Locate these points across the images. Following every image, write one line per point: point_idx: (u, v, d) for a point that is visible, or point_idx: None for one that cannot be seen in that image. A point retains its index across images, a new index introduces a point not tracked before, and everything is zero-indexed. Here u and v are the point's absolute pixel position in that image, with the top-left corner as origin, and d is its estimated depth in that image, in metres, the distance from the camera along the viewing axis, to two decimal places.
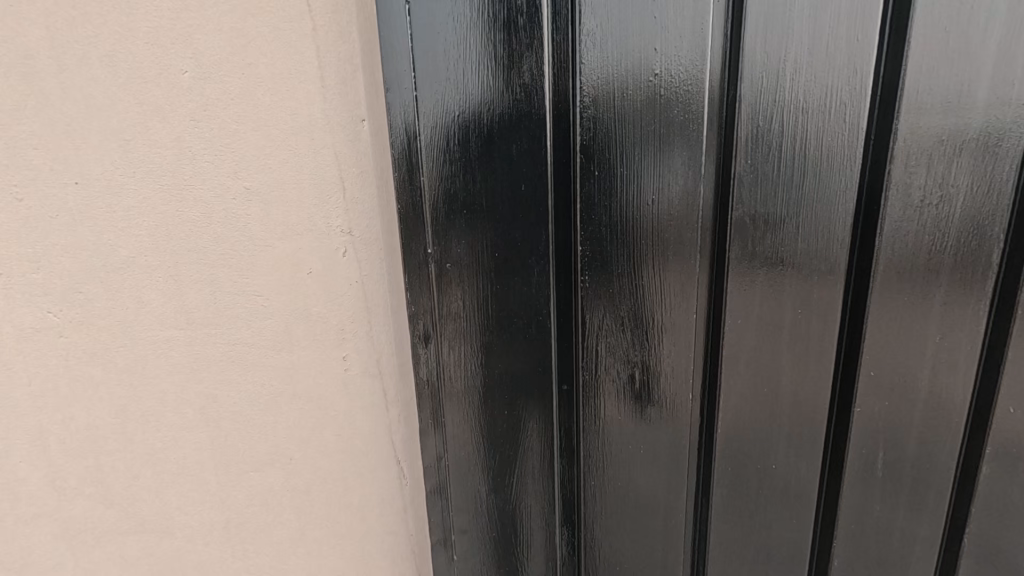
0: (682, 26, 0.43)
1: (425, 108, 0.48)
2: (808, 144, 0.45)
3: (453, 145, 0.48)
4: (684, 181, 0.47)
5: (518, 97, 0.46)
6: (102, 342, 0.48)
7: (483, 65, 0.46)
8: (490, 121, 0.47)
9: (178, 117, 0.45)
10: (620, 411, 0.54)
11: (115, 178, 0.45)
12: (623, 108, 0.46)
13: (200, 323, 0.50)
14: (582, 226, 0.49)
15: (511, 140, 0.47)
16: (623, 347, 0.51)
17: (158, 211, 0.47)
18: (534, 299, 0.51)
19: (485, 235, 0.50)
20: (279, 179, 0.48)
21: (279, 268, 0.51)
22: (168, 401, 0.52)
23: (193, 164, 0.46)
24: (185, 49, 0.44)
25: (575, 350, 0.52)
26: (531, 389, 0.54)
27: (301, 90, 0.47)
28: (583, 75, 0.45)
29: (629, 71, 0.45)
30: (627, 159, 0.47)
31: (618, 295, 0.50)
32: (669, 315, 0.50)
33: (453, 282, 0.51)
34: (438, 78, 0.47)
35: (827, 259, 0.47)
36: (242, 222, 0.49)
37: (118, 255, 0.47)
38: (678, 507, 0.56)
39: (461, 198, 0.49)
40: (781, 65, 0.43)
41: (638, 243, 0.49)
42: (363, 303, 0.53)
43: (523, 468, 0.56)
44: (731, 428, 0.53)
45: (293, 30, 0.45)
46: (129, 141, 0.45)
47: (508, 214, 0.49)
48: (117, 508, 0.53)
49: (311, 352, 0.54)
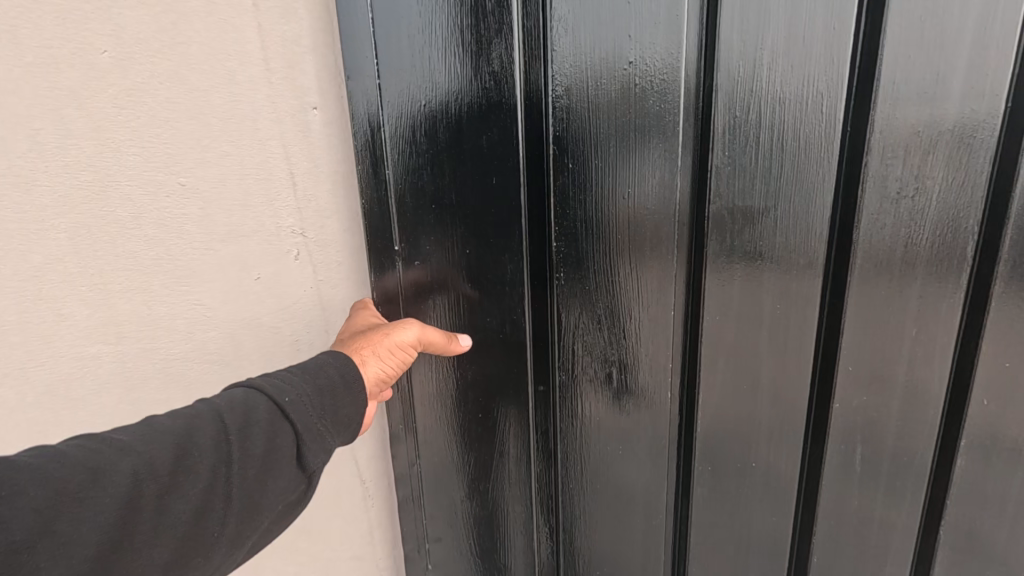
0: (657, 12, 0.41)
1: (390, 100, 0.45)
2: (785, 135, 0.44)
3: (420, 136, 0.46)
4: (661, 174, 0.45)
5: (487, 85, 0.43)
6: (15, 362, 0.42)
7: (450, 50, 0.43)
8: (458, 111, 0.44)
9: (98, 103, 0.40)
10: (599, 411, 0.52)
11: (23, 173, 0.39)
12: (598, 97, 0.43)
13: (132, 336, 0.45)
14: (557, 224, 0.46)
15: (481, 131, 0.44)
16: (600, 346, 0.50)
17: (78, 211, 0.41)
18: (507, 298, 0.48)
19: (454, 234, 0.48)
20: (221, 174, 0.44)
21: (224, 274, 0.46)
22: (97, 424, 0.47)
23: (118, 157, 0.41)
24: (103, 25, 0.38)
25: (551, 350, 0.50)
26: (506, 392, 0.51)
27: (243, 73, 0.42)
28: (555, 63, 0.43)
29: (604, 59, 0.43)
30: (602, 152, 0.45)
31: (595, 292, 0.48)
32: (647, 312, 0.48)
33: (421, 286, 0.50)
34: (403, 64, 0.44)
35: (805, 253, 0.47)
36: (178, 223, 0.44)
37: (31, 263, 0.41)
38: (660, 507, 0.55)
39: (426, 197, 0.47)
40: (758, 55, 0.42)
41: (617, 240, 0.47)
42: (320, 309, 0.50)
43: (506, 471, 0.54)
44: (710, 427, 0.52)
45: (231, 6, 0.41)
46: (39, 131, 0.39)
47: (479, 210, 0.46)
48: None
49: (262, 365, 0.50)
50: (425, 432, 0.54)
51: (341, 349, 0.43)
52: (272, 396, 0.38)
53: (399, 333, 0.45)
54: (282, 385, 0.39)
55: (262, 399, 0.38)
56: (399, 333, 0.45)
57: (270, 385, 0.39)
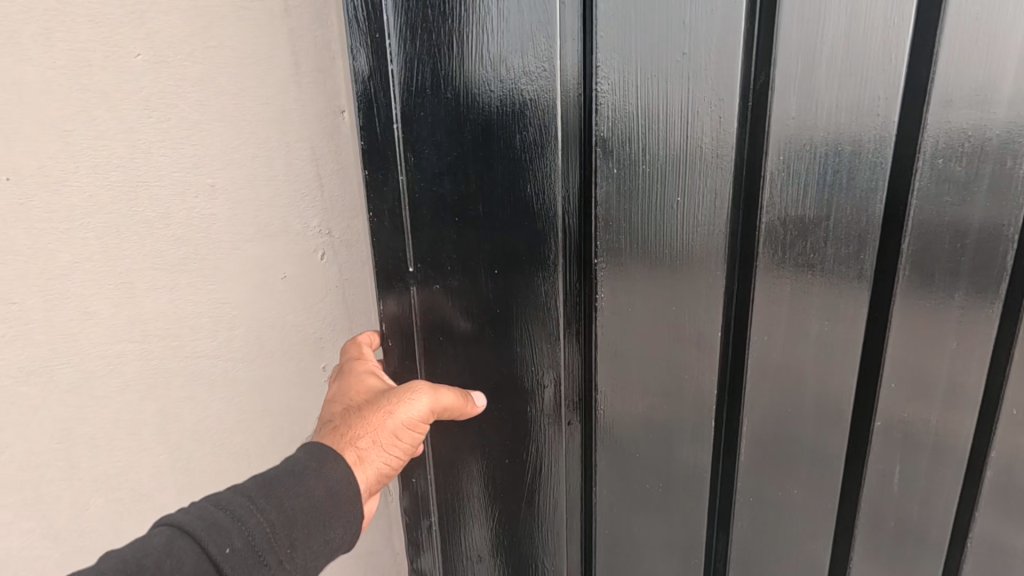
0: (714, 15, 0.42)
1: (427, 98, 0.44)
2: (840, 139, 0.45)
3: (440, 142, 0.45)
4: (712, 179, 0.46)
5: (522, 88, 0.44)
6: (42, 358, 0.42)
7: (480, 52, 0.43)
8: (485, 115, 0.44)
9: (129, 105, 0.40)
10: (638, 416, 0.53)
11: (53, 173, 0.39)
12: (649, 100, 0.44)
13: (157, 336, 0.45)
14: (604, 234, 0.48)
15: (514, 136, 0.45)
16: (641, 352, 0.51)
17: (108, 211, 0.41)
18: (539, 307, 0.49)
19: (478, 246, 0.48)
20: (249, 175, 0.45)
21: (251, 273, 0.47)
22: (121, 424, 0.46)
23: (148, 158, 0.41)
24: (136, 28, 0.39)
25: (589, 355, 0.51)
26: (538, 402, 0.52)
27: (273, 77, 0.44)
28: (604, 66, 0.44)
29: (657, 63, 0.43)
30: (651, 156, 0.46)
31: (638, 298, 0.49)
32: (693, 318, 0.50)
33: (442, 305, 0.50)
34: (424, 66, 0.44)
35: (858, 263, 0.48)
36: (206, 223, 0.44)
37: (59, 262, 0.40)
38: (699, 514, 0.57)
39: (461, 204, 0.47)
40: (813, 60, 0.43)
41: (663, 251, 0.48)
42: (341, 305, 0.54)
43: (509, 496, 0.56)
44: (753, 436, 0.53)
45: (261, 11, 0.43)
46: (70, 131, 0.39)
47: (507, 217, 0.46)
48: (59, 541, 0.46)
49: (285, 360, 0.52)
50: (446, 450, 0.56)
51: (341, 433, 0.45)
52: (203, 544, 0.36)
53: (405, 410, 0.47)
54: (218, 529, 0.37)
55: (188, 551, 0.35)
56: (406, 411, 0.47)
57: (205, 532, 0.36)
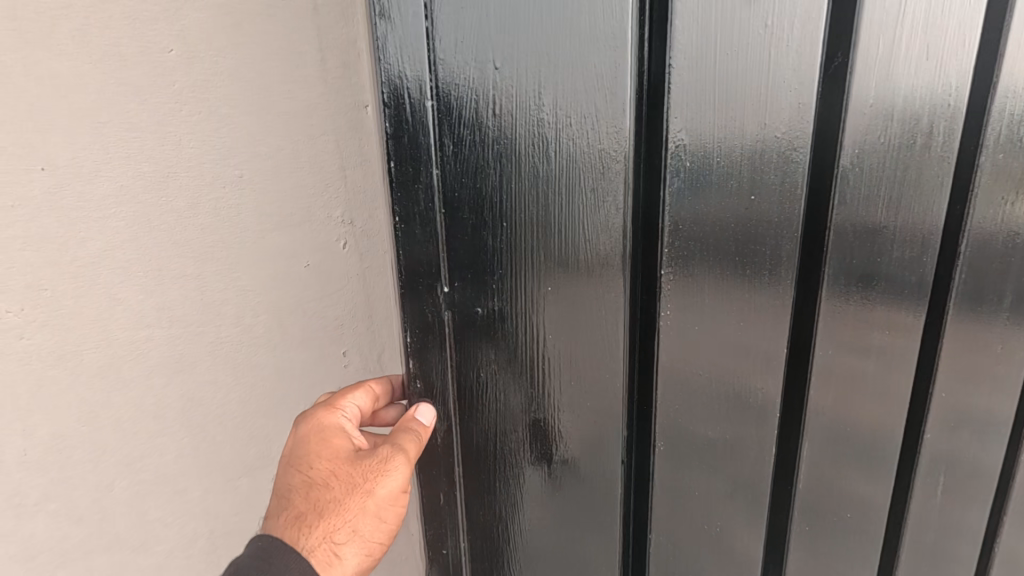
0: (794, 3, 0.39)
1: (441, 77, 0.37)
2: (916, 137, 0.44)
3: (450, 141, 0.38)
4: (781, 185, 0.43)
5: (563, 80, 0.38)
6: (71, 343, 0.45)
7: (513, 33, 0.37)
8: (509, 110, 0.38)
9: (160, 99, 0.42)
10: (698, 445, 0.49)
11: (87, 165, 0.42)
12: (720, 96, 0.40)
13: (184, 322, 0.47)
14: (670, 242, 0.43)
15: (549, 135, 0.39)
16: (699, 377, 0.47)
17: (138, 201, 0.44)
18: (579, 328, 0.44)
19: (496, 265, 0.41)
20: (276, 167, 0.46)
21: (275, 260, 0.48)
22: (146, 406, 0.49)
23: (176, 151, 0.43)
24: (169, 25, 0.41)
25: (633, 381, 0.47)
26: (574, 435, 0.47)
27: (300, 72, 0.45)
28: (668, 57, 0.39)
29: (729, 54, 0.39)
30: (717, 160, 0.41)
31: (696, 317, 0.45)
32: (761, 338, 0.46)
33: (484, 323, 0.42)
34: (440, 48, 0.36)
35: (919, 271, 0.47)
36: (232, 212, 0.46)
37: (90, 250, 0.43)
38: (753, 551, 0.53)
39: (513, 208, 0.40)
40: (888, 54, 0.41)
41: (728, 260, 0.44)
42: (363, 295, 0.53)
43: (541, 540, 0.50)
44: (812, 457, 0.51)
45: (290, 8, 0.44)
46: (104, 125, 0.41)
47: (538, 229, 0.41)
48: (83, 521, 0.49)
49: (308, 350, 0.52)
50: (445, 504, 0.47)
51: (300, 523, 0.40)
52: None
53: (383, 483, 0.41)
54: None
55: None
56: (382, 486, 0.41)
57: None
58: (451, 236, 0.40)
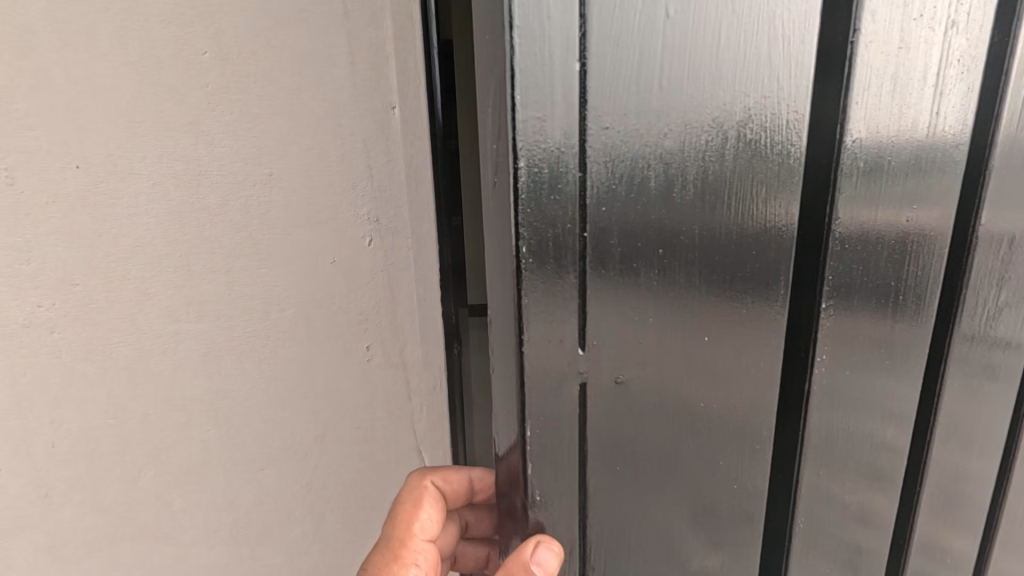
0: None
1: (626, 114, 0.29)
2: None
3: (634, 194, 0.30)
4: (1000, 235, 0.37)
5: (775, 118, 0.31)
6: (101, 337, 0.48)
7: (719, 61, 0.30)
8: (707, 153, 0.31)
9: (193, 99, 0.43)
10: (870, 537, 0.42)
11: (120, 161, 0.44)
12: (943, 138, 0.34)
13: (212, 316, 0.49)
14: (838, 262, 0.34)
15: (752, 182, 0.32)
16: (884, 457, 0.40)
17: (170, 199, 0.45)
18: (761, 411, 0.36)
19: (673, 338, 0.33)
20: (304, 166, 0.46)
21: (301, 255, 0.48)
22: (173, 400, 0.51)
23: (210, 150, 0.45)
24: (204, 29, 0.42)
25: (814, 470, 0.39)
26: (738, 540, 0.39)
27: (331, 76, 0.45)
28: (897, 89, 0.32)
29: (956, 89, 0.34)
30: (933, 209, 0.35)
31: (893, 391, 0.38)
32: (957, 408, 0.40)
33: (640, 390, 0.34)
34: (629, 79, 0.29)
35: None
36: (261, 210, 0.47)
37: (122, 245, 0.46)
38: None
39: (681, 246, 0.32)
40: None
41: (927, 320, 0.38)
42: (385, 289, 0.50)
43: None
44: (927, 509, 0.42)
45: (324, 14, 0.44)
46: (138, 122, 0.44)
47: (728, 297, 0.33)
48: (107, 507, 0.54)
49: (330, 344, 0.51)
50: None
51: None
52: None
53: None
54: None
55: None
56: None
57: None
58: (614, 287, 0.31)
